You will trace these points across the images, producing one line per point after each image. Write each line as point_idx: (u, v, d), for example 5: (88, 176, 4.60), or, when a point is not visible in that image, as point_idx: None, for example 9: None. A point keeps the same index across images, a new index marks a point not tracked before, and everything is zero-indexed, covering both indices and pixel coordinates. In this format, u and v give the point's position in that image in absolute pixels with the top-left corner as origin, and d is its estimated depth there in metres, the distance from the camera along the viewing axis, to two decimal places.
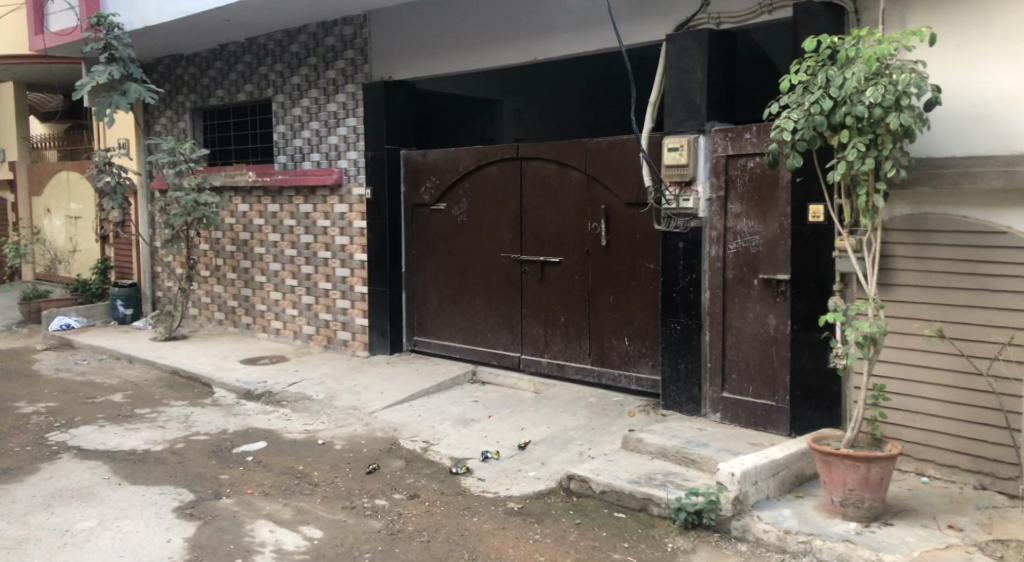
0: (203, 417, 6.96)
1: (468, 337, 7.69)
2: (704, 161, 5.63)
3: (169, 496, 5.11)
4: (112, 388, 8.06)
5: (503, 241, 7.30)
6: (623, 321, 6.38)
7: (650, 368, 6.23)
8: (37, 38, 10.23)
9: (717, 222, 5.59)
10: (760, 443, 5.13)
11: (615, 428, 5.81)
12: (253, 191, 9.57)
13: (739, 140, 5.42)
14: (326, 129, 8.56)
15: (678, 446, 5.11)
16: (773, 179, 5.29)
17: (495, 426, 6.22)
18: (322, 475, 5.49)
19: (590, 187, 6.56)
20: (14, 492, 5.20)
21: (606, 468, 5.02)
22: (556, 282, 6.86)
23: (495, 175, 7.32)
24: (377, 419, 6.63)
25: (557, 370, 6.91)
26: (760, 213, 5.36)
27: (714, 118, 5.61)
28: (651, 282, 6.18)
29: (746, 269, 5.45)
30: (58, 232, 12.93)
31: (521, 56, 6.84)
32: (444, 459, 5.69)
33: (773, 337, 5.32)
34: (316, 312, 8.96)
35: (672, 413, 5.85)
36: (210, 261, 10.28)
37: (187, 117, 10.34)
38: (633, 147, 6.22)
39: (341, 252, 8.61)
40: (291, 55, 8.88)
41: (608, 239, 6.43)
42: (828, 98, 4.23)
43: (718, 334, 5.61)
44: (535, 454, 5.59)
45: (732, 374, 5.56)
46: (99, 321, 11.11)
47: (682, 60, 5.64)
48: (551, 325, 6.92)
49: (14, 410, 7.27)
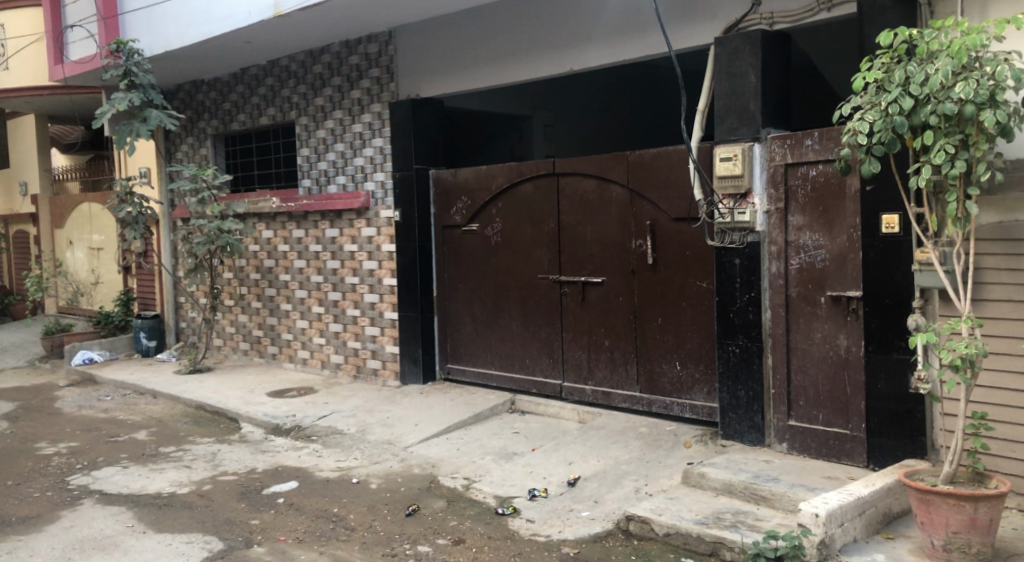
0: (230, 455, 6.62)
1: (505, 363, 7.30)
2: (760, 171, 5.23)
3: (197, 546, 4.74)
4: (136, 425, 7.73)
5: (540, 262, 6.93)
6: (673, 344, 5.98)
7: (704, 395, 5.83)
8: (58, 68, 10.05)
9: (778, 236, 5.18)
10: (836, 477, 4.69)
11: (671, 461, 5.40)
12: (277, 217, 9.27)
13: (798, 147, 5.03)
14: (352, 151, 8.27)
15: (745, 481, 4.69)
16: (839, 187, 4.89)
17: (540, 460, 5.80)
18: (359, 519, 5.11)
19: (633, 203, 6.18)
20: (33, 544, 4.87)
21: (667, 508, 4.60)
22: (599, 304, 6.47)
23: (530, 192, 6.97)
24: (413, 454, 6.25)
25: (602, 399, 6.51)
26: (825, 225, 4.96)
27: (769, 124, 5.24)
28: (704, 302, 5.79)
29: (811, 286, 5.04)
30: (81, 263, 12.75)
31: (556, 68, 6.53)
32: (488, 498, 5.29)
33: (845, 360, 4.90)
34: (344, 341, 8.62)
35: (733, 443, 5.42)
36: (234, 290, 9.99)
37: (209, 142, 10.12)
38: (680, 159, 5.85)
39: (369, 277, 8.28)
40: (314, 76, 8.63)
41: (655, 257, 6.04)
42: (909, 96, 3.83)
43: (781, 358, 5.19)
44: (587, 492, 5.18)
45: (799, 401, 5.13)
46: (122, 354, 10.84)
47: (733, 64, 5.29)
48: (595, 350, 6.53)
49: (34, 452, 6.96)
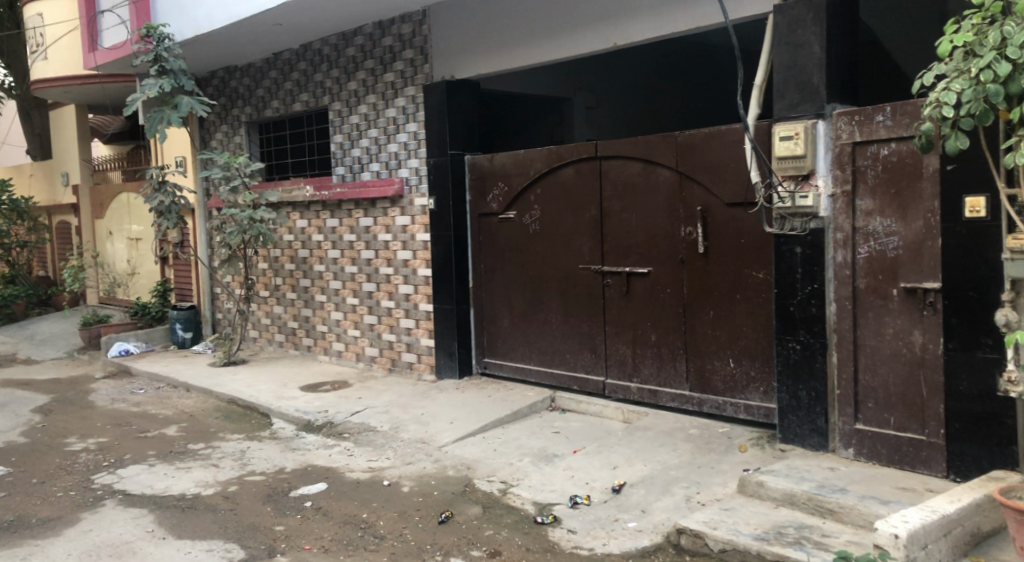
0: (260, 453, 6.36)
1: (544, 358, 6.92)
2: (825, 151, 4.77)
3: (216, 554, 4.47)
4: (167, 420, 7.53)
5: (581, 251, 6.52)
6: (726, 340, 5.55)
7: (760, 394, 5.40)
8: (91, 56, 9.97)
9: (844, 222, 4.72)
10: (912, 488, 4.22)
11: (726, 466, 4.98)
12: (311, 206, 9.00)
13: (868, 124, 4.56)
14: (386, 137, 7.95)
15: (809, 492, 4.25)
16: (914, 167, 4.41)
17: (582, 463, 5.41)
18: (388, 526, 4.79)
19: (682, 186, 5.74)
20: (48, 549, 4.64)
21: (722, 520, 4.20)
22: (645, 296, 6.06)
23: (570, 177, 6.56)
24: (447, 455, 5.91)
25: (648, 397, 6.10)
26: (898, 209, 4.49)
27: (835, 100, 4.76)
28: (761, 294, 5.34)
29: (882, 276, 4.57)
30: (120, 255, 12.72)
31: (599, 44, 6.10)
32: (526, 505, 4.93)
33: (920, 358, 4.43)
34: (379, 333, 8.32)
35: (793, 448, 4.98)
36: (269, 281, 9.76)
37: (243, 130, 9.86)
38: (735, 139, 5.39)
39: (404, 267, 7.97)
40: (347, 59, 8.31)
41: (706, 246, 5.61)
42: (1005, 60, 3.35)
43: (848, 356, 4.73)
44: (633, 500, 4.79)
45: (867, 403, 4.67)
46: (158, 346, 10.71)
47: (794, 34, 4.83)
48: (640, 345, 6.12)
49: (63, 448, 6.79)
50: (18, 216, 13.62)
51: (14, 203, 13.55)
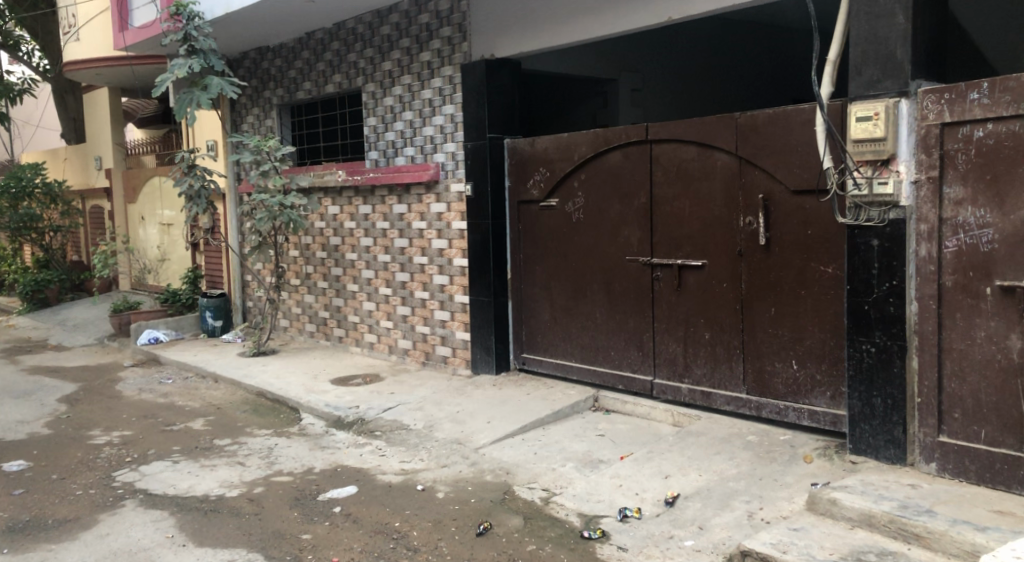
0: (287, 452, 6.05)
1: (587, 355, 6.51)
2: (907, 133, 4.29)
3: None
4: (194, 413, 7.27)
5: (629, 242, 6.09)
6: (789, 339, 5.11)
7: (827, 400, 4.96)
8: (121, 35, 9.73)
9: (929, 213, 4.24)
10: (1010, 513, 3.77)
11: (791, 479, 4.56)
12: (343, 192, 8.67)
13: (960, 102, 4.08)
14: (421, 120, 7.58)
15: (890, 513, 3.81)
16: (1016, 150, 3.93)
17: (630, 470, 5.00)
18: (422, 537, 4.44)
19: (741, 172, 5.30)
20: (62, 555, 4.36)
21: (793, 543, 3.77)
22: (699, 291, 5.62)
23: (618, 162, 6.12)
24: (485, 457, 5.55)
25: (701, 399, 5.67)
26: (995, 198, 4.01)
27: (920, 76, 4.28)
28: (830, 290, 4.89)
29: (974, 273, 4.10)
30: (152, 240, 12.53)
31: (653, 18, 5.65)
32: (571, 517, 4.54)
33: (1018, 366, 3.97)
34: (412, 325, 7.98)
35: (865, 460, 4.53)
36: (300, 269, 9.45)
37: (274, 113, 9.56)
38: (803, 120, 4.92)
39: (439, 257, 7.60)
40: (382, 38, 7.93)
41: (768, 237, 5.16)
42: None
43: (931, 360, 4.26)
44: (688, 515, 4.38)
45: (953, 413, 4.21)
46: (188, 334, 10.48)
47: (875, 4, 4.34)
48: (693, 343, 5.69)
49: (86, 441, 6.54)
50: (52, 200, 13.58)
51: (48, 186, 13.49)
